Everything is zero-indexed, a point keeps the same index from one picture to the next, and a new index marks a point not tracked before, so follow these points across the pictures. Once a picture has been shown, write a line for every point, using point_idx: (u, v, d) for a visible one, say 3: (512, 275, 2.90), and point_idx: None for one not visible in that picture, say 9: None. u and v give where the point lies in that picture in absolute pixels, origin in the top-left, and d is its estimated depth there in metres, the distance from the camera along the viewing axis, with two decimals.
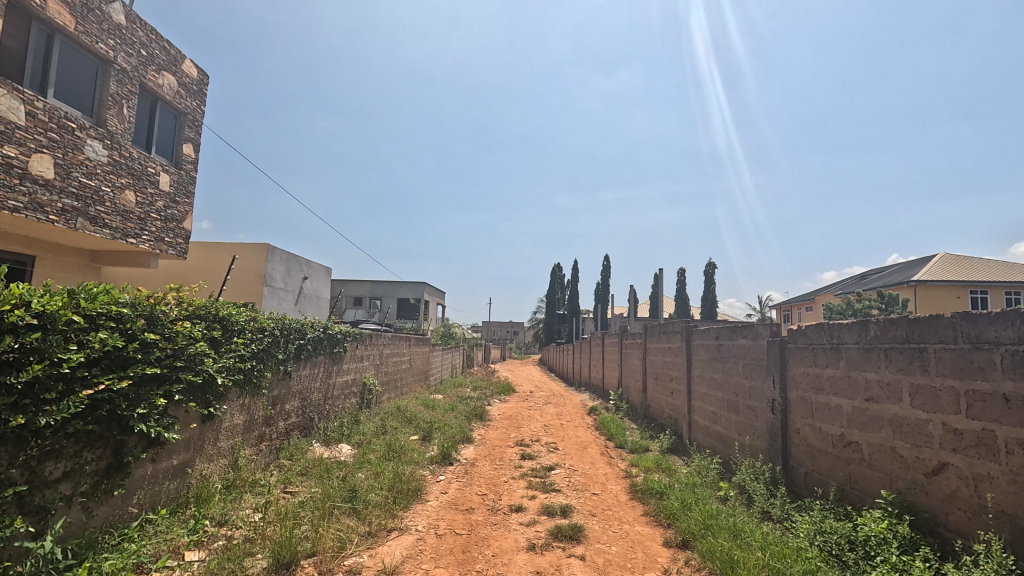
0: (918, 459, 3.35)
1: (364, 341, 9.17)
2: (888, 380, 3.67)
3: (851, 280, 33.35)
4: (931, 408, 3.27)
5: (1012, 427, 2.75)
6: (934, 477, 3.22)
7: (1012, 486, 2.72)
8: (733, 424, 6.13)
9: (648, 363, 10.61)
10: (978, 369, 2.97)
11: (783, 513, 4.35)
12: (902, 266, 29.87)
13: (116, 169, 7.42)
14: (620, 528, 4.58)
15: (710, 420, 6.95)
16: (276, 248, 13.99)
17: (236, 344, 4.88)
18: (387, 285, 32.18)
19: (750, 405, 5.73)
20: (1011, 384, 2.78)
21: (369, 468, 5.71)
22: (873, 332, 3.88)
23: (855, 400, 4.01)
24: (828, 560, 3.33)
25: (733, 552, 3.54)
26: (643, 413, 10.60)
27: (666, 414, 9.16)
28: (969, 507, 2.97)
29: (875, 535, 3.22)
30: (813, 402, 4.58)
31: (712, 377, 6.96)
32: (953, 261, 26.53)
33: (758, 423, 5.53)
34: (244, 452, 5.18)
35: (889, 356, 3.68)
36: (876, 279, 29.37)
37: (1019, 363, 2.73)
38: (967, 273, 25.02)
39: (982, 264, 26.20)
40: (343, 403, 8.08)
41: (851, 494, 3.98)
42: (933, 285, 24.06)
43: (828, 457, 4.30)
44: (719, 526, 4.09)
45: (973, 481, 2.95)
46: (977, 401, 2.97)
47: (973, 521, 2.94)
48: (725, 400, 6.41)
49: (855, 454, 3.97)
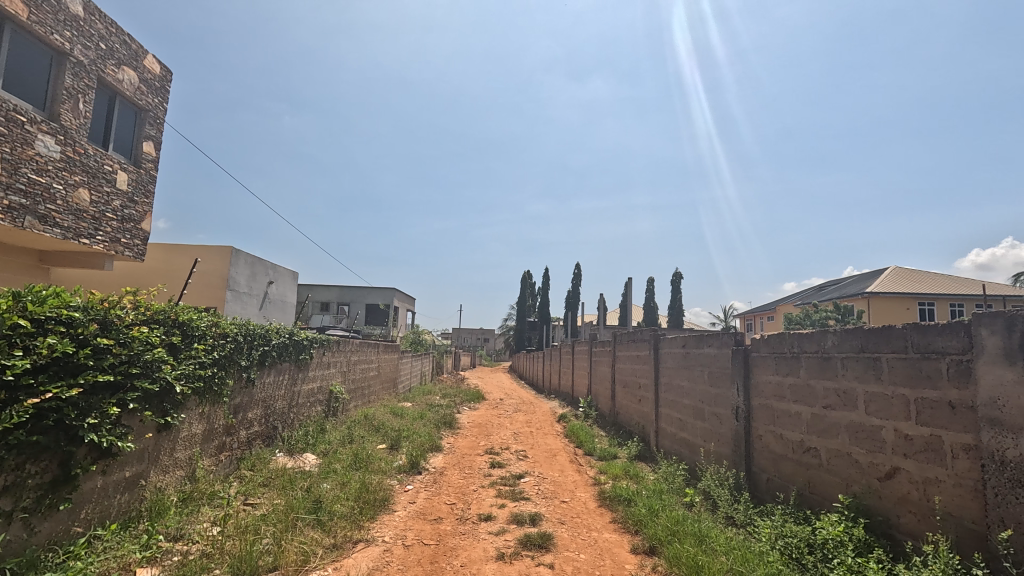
0: (873, 464, 3.50)
1: (331, 348, 8.99)
2: (845, 388, 3.82)
3: (810, 291, 34.75)
4: (884, 415, 3.42)
5: (958, 433, 2.89)
6: (887, 481, 3.37)
7: (957, 489, 2.87)
8: (700, 431, 6.26)
9: (617, 371, 10.73)
10: (928, 378, 3.11)
11: (746, 518, 4.47)
12: (856, 279, 31.25)
13: (69, 166, 7.08)
14: (589, 536, 4.60)
15: (677, 427, 7.07)
16: (240, 251, 13.59)
17: (197, 351, 4.70)
18: (356, 290, 31.68)
19: (716, 412, 5.86)
20: (956, 392, 2.92)
21: (334, 478, 5.56)
22: (831, 342, 4.02)
23: (814, 407, 4.16)
24: (788, 563, 3.43)
25: (698, 557, 3.60)
26: (613, 420, 10.74)
27: (634, 421, 9.31)
28: (919, 509, 3.11)
29: (833, 538, 3.33)
30: (775, 409, 4.72)
31: (680, 385, 7.08)
32: (904, 274, 27.97)
33: (723, 429, 5.67)
34: (202, 463, 4.97)
35: (845, 365, 3.83)
36: (834, 290, 30.59)
37: (963, 371, 2.88)
38: (916, 286, 26.39)
39: (930, 277, 27.73)
40: (308, 411, 7.86)
41: (811, 498, 4.12)
42: (885, 296, 25.33)
43: (789, 463, 4.44)
44: (686, 532, 4.16)
45: (922, 484, 3.10)
46: (926, 408, 3.12)
47: (923, 523, 3.08)
48: (692, 407, 6.55)
49: (813, 459, 4.11)
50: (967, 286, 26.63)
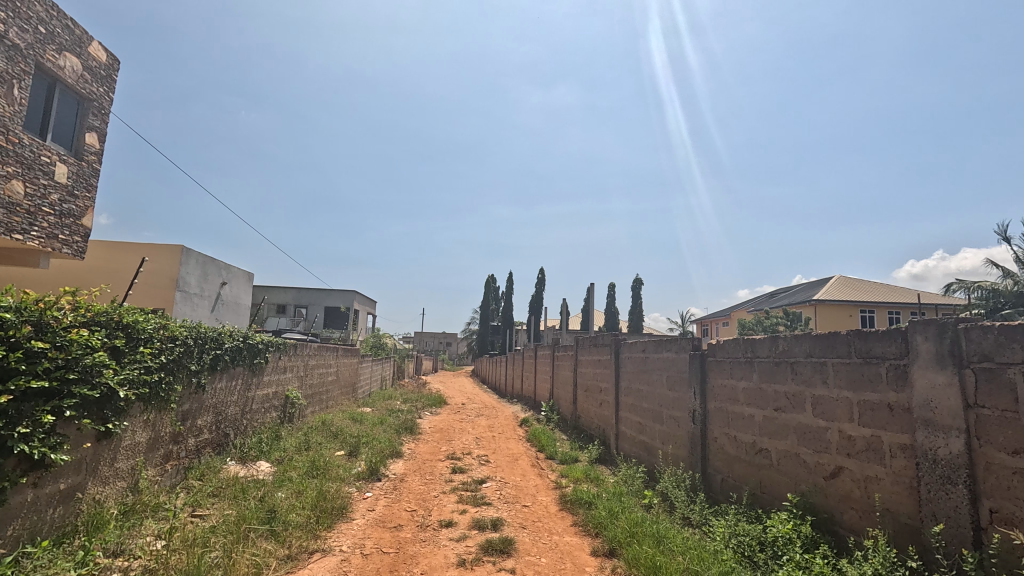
0: (819, 463, 3.68)
1: (287, 351, 8.71)
2: (794, 392, 4.00)
3: (761, 298, 36.23)
4: (830, 416, 3.60)
5: (895, 433, 3.07)
6: (832, 480, 3.54)
7: (894, 486, 3.05)
8: (658, 434, 6.41)
9: (579, 375, 10.86)
10: (869, 381, 3.30)
11: (701, 518, 4.61)
12: (804, 287, 32.83)
13: (1, 156, 6.60)
14: (550, 539, 4.63)
15: (636, 430, 7.23)
16: (191, 250, 13.00)
17: (141, 355, 4.46)
18: (315, 292, 30.83)
19: (674, 415, 6.02)
20: (894, 395, 3.11)
21: (289, 487, 5.37)
22: (781, 347, 4.20)
23: (765, 410, 4.34)
24: (741, 561, 3.55)
25: (656, 558, 3.68)
26: (574, 424, 10.86)
27: (595, 424, 9.45)
28: (860, 506, 3.29)
29: (782, 536, 3.47)
30: (729, 412, 4.90)
31: (639, 389, 7.24)
32: (847, 283, 29.57)
33: (680, 432, 5.83)
34: (146, 473, 4.71)
35: (794, 369, 4.01)
36: (784, 297, 31.99)
37: (900, 375, 3.07)
38: (858, 294, 27.96)
39: (870, 286, 29.43)
40: (262, 417, 7.58)
41: (762, 497, 4.29)
42: (830, 304, 26.71)
43: (742, 464, 4.61)
44: (644, 533, 4.25)
45: (864, 482, 3.28)
46: (867, 410, 3.30)
47: (863, 518, 3.26)
48: (651, 411, 6.70)
49: (765, 460, 4.28)
50: (903, 295, 28.43)
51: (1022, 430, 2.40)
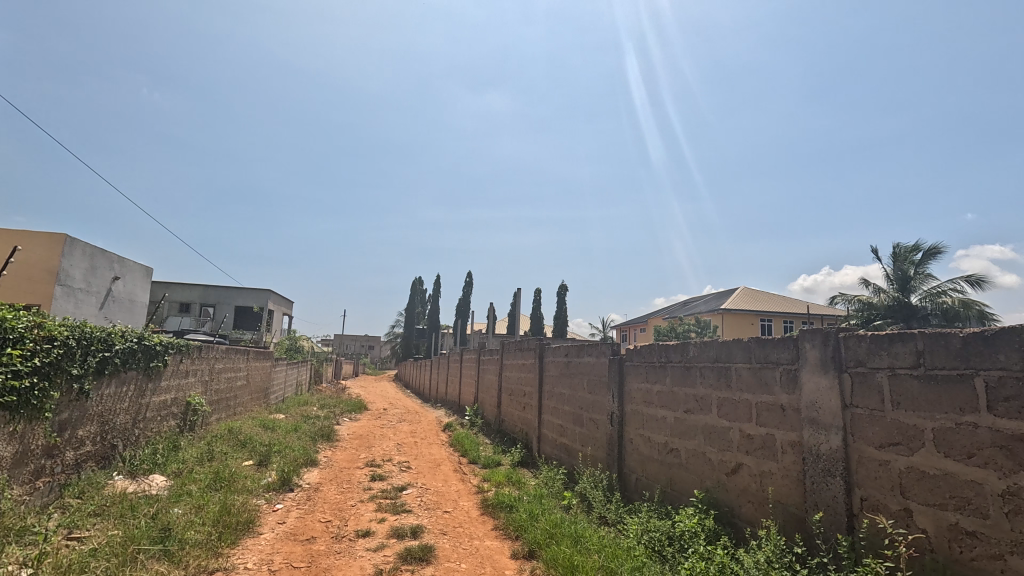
0: (722, 461, 3.97)
1: (190, 354, 8.02)
2: (702, 394, 4.29)
3: (675, 306, 38.57)
4: (732, 417, 3.90)
5: (787, 431, 3.39)
6: (732, 476, 3.84)
7: (785, 479, 3.36)
8: (578, 436, 6.61)
9: (503, 378, 10.95)
10: (765, 384, 3.61)
11: (616, 517, 4.81)
12: (712, 296, 35.40)
13: None
14: (470, 545, 4.61)
15: (557, 433, 7.40)
16: (76, 239, 11.61)
17: (8, 357, 3.90)
18: (224, 290, 28.66)
19: (593, 418, 6.24)
20: (786, 397, 3.43)
21: (188, 502, 4.91)
22: (691, 352, 4.49)
23: (676, 412, 4.61)
24: (651, 555, 3.75)
25: (573, 557, 3.78)
26: (497, 428, 10.93)
27: (517, 428, 9.56)
28: (756, 499, 3.59)
29: (689, 530, 3.70)
30: (644, 414, 5.16)
31: (561, 392, 7.43)
32: (749, 293, 32.25)
33: (598, 434, 6.06)
34: (10, 492, 4.11)
35: (703, 373, 4.30)
36: (695, 306, 34.26)
37: (792, 379, 3.39)
38: (759, 304, 30.60)
39: (769, 297, 32.31)
40: (158, 426, 6.91)
41: (671, 494, 4.55)
42: (735, 312, 28.98)
43: (654, 463, 4.87)
44: (562, 533, 4.36)
45: (759, 477, 3.58)
46: (763, 410, 3.61)
47: (758, 510, 3.56)
48: (571, 413, 6.90)
49: (675, 459, 4.55)
50: (796, 305, 31.51)
51: (886, 427, 2.73)
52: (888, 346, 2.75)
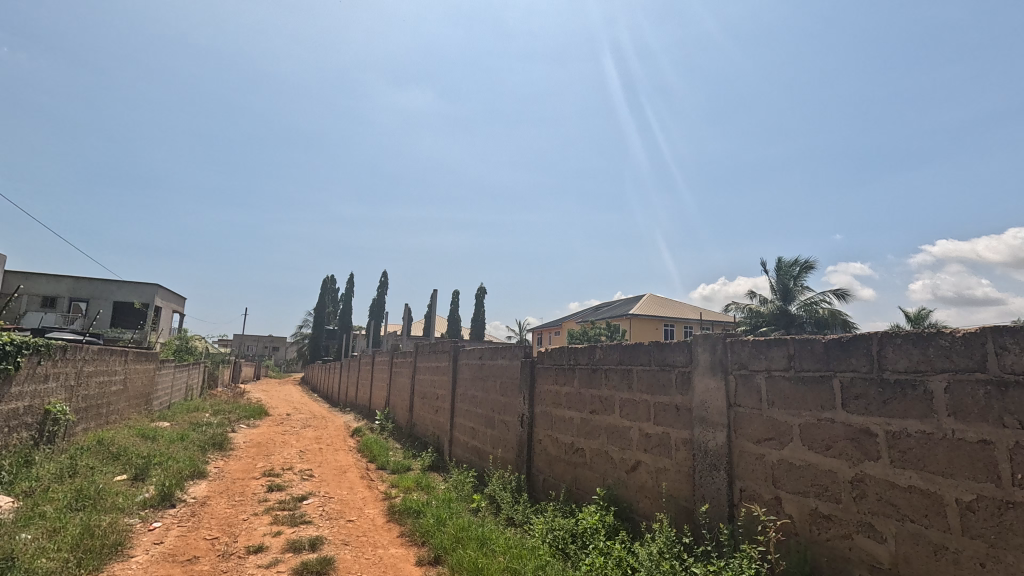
0: (622, 459, 4.16)
1: (51, 355, 7.00)
2: (606, 395, 4.48)
3: (588, 311, 40.13)
4: (632, 417, 4.11)
5: (680, 429, 3.62)
6: (631, 473, 4.04)
7: (677, 474, 3.59)
8: (489, 438, 6.63)
9: (416, 381, 10.73)
10: (662, 386, 3.84)
11: (523, 517, 4.87)
12: (622, 302, 37.31)
13: None
14: (373, 554, 4.44)
15: (469, 436, 7.38)
16: None
17: None
18: (100, 284, 25.46)
19: (504, 420, 6.29)
20: (681, 397, 3.67)
21: (39, 525, 4.26)
22: (598, 355, 4.67)
23: (583, 412, 4.77)
24: (555, 554, 3.83)
25: (479, 560, 3.77)
26: (408, 432, 10.68)
27: (429, 431, 9.41)
28: (652, 494, 3.81)
29: (590, 527, 3.84)
30: (552, 415, 5.28)
31: (474, 395, 7.42)
32: (655, 300, 34.38)
33: (509, 436, 6.12)
34: None
35: (607, 376, 4.49)
36: (606, 311, 35.88)
37: (685, 380, 3.63)
38: (663, 310, 32.71)
39: (672, 304, 34.65)
40: (6, 439, 5.95)
41: (576, 493, 4.71)
42: (642, 318, 30.74)
43: (561, 463, 5.01)
44: (469, 537, 4.33)
45: (655, 473, 3.80)
46: (660, 410, 3.83)
47: (653, 504, 3.78)
48: (483, 416, 6.91)
49: (580, 458, 4.71)
50: (695, 312, 34.07)
51: (763, 423, 3.01)
52: (766, 350, 3.03)
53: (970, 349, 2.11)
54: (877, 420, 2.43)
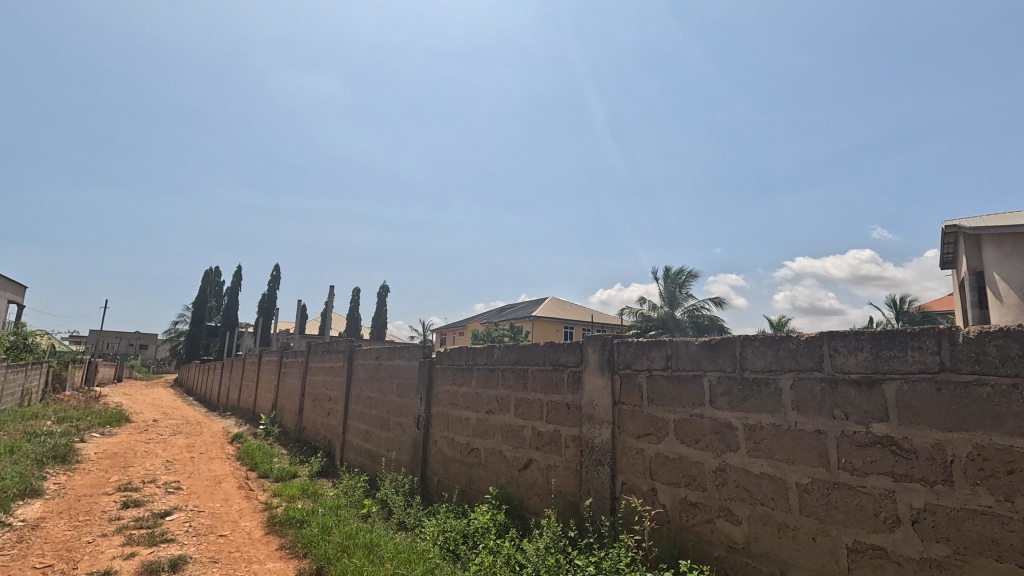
0: (515, 457, 4.23)
1: None
2: (502, 395, 4.52)
3: (493, 312, 40.56)
4: (526, 416, 4.19)
5: (570, 427, 3.76)
6: (523, 471, 4.12)
7: (565, 471, 3.72)
8: (383, 441, 6.42)
9: (307, 382, 10.11)
10: (555, 385, 3.96)
11: (415, 521, 4.76)
12: (526, 304, 38.19)
13: None
14: (247, 571, 4.07)
15: (362, 439, 7.08)
16: None
17: None
18: None
19: (399, 422, 6.12)
20: (571, 396, 3.80)
21: None
22: (495, 355, 4.70)
23: (479, 412, 4.78)
24: (445, 556, 3.78)
25: (364, 569, 3.61)
26: (296, 436, 10.02)
27: (320, 435, 8.90)
28: (542, 491, 3.91)
29: (481, 526, 3.85)
30: (449, 416, 5.23)
31: (368, 396, 7.14)
32: (557, 303, 35.64)
33: (404, 438, 5.96)
34: None
35: (504, 376, 4.54)
36: (510, 312, 36.51)
37: (576, 380, 3.78)
38: (564, 313, 34.02)
39: (572, 307, 36.16)
40: None
41: (469, 493, 4.71)
42: (543, 319, 31.70)
43: (456, 463, 4.98)
44: (356, 545, 4.13)
45: (545, 470, 3.91)
46: (553, 409, 3.94)
47: (542, 501, 3.89)
48: (378, 418, 6.67)
49: (474, 458, 4.71)
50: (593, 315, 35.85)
51: (643, 419, 3.21)
52: (648, 351, 3.24)
53: (811, 351, 2.41)
54: (737, 415, 2.69)
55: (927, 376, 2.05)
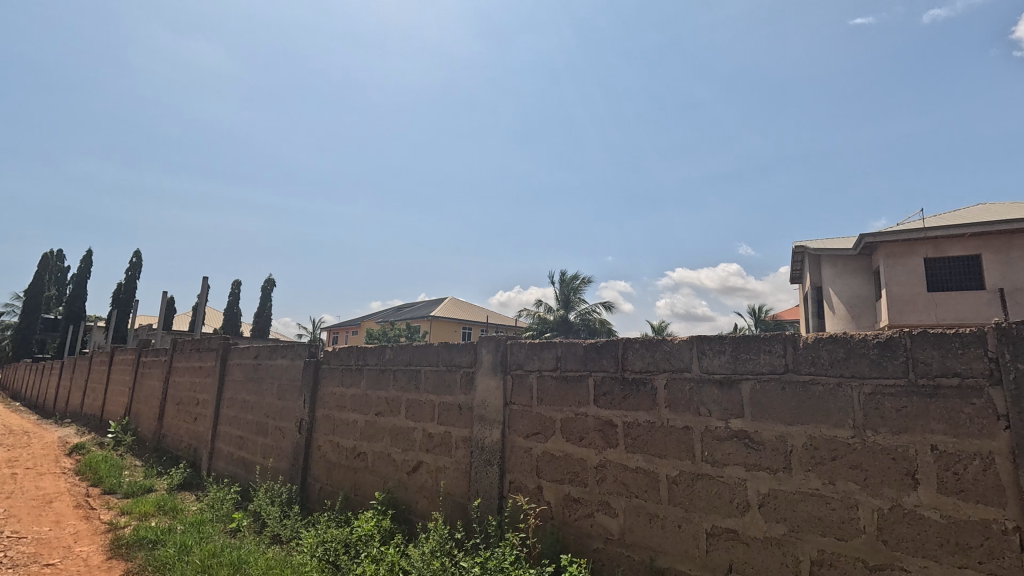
0: (404, 460, 4.11)
1: None
2: (392, 397, 4.37)
3: (390, 311, 39.35)
4: (417, 418, 4.09)
5: (461, 428, 3.73)
6: (412, 474, 4.01)
7: (455, 472, 3.69)
8: (259, 447, 5.90)
9: (170, 384, 9.00)
10: (447, 386, 3.91)
11: (291, 533, 4.42)
12: (424, 304, 37.58)
13: None
14: None
15: (234, 446, 6.45)
16: None
17: None
18: None
19: (279, 427, 5.66)
20: (464, 397, 3.78)
21: None
22: (387, 356, 4.54)
23: (367, 414, 4.57)
24: (324, 568, 3.53)
25: None
26: (155, 445, 8.87)
27: (184, 443, 7.96)
28: (430, 494, 3.84)
29: (365, 534, 3.68)
30: (335, 419, 4.94)
31: (244, 399, 6.52)
32: (456, 303, 35.52)
33: (283, 444, 5.53)
34: None
35: (395, 377, 4.39)
36: (408, 312, 35.68)
37: (469, 380, 3.76)
38: (463, 313, 34.00)
39: (471, 308, 36.28)
40: None
41: (354, 500, 4.49)
42: (442, 319, 31.41)
43: (340, 469, 4.72)
44: (220, 564, 3.73)
45: (435, 472, 3.84)
46: (445, 410, 3.89)
47: (430, 504, 3.81)
48: (254, 423, 6.12)
49: (361, 463, 4.50)
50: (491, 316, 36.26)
51: (532, 419, 3.28)
52: (539, 352, 3.32)
53: (683, 353, 2.62)
54: (618, 413, 2.85)
55: (774, 376, 2.32)
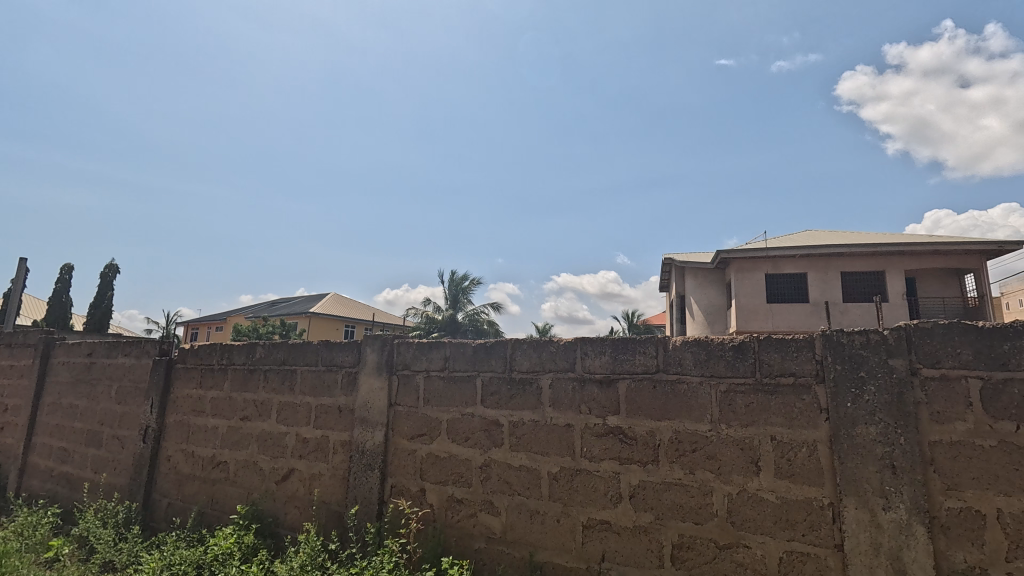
0: (273, 468, 3.77)
1: None
2: (261, 400, 3.99)
3: (262, 306, 36.11)
4: (290, 422, 3.78)
5: (340, 431, 3.51)
6: (281, 483, 3.69)
7: (331, 479, 3.46)
8: (90, 461, 5.03)
9: None
10: (326, 387, 3.66)
11: (129, 558, 3.81)
12: (303, 299, 35.08)
13: None
14: None
15: (55, 460, 5.43)
16: None
17: None
18: None
19: (117, 436, 4.88)
20: (344, 398, 3.56)
21: None
22: (258, 354, 4.13)
23: (231, 419, 4.12)
24: None
25: None
26: None
27: None
28: (302, 503, 3.56)
29: (223, 552, 3.29)
30: (190, 425, 4.38)
31: (71, 405, 5.52)
32: (339, 300, 33.67)
33: (122, 455, 4.77)
34: None
35: (266, 377, 4.01)
36: (284, 307, 33.03)
37: (351, 381, 3.56)
38: (346, 310, 32.33)
39: (356, 305, 34.65)
40: None
41: (210, 515, 4.01)
42: (322, 316, 29.55)
43: (195, 481, 4.19)
44: None
45: (308, 480, 3.57)
46: (322, 413, 3.63)
47: (302, 514, 3.54)
48: (84, 432, 5.20)
49: (221, 473, 4.04)
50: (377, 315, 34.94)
51: (417, 420, 3.20)
52: (427, 352, 3.25)
53: (568, 354, 2.73)
54: (504, 412, 2.89)
55: (647, 375, 2.51)
